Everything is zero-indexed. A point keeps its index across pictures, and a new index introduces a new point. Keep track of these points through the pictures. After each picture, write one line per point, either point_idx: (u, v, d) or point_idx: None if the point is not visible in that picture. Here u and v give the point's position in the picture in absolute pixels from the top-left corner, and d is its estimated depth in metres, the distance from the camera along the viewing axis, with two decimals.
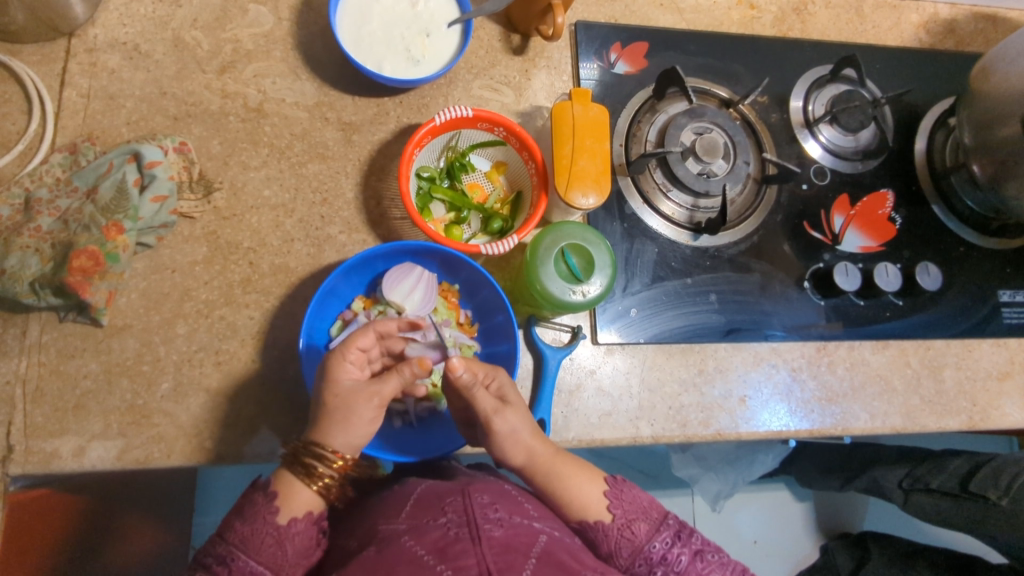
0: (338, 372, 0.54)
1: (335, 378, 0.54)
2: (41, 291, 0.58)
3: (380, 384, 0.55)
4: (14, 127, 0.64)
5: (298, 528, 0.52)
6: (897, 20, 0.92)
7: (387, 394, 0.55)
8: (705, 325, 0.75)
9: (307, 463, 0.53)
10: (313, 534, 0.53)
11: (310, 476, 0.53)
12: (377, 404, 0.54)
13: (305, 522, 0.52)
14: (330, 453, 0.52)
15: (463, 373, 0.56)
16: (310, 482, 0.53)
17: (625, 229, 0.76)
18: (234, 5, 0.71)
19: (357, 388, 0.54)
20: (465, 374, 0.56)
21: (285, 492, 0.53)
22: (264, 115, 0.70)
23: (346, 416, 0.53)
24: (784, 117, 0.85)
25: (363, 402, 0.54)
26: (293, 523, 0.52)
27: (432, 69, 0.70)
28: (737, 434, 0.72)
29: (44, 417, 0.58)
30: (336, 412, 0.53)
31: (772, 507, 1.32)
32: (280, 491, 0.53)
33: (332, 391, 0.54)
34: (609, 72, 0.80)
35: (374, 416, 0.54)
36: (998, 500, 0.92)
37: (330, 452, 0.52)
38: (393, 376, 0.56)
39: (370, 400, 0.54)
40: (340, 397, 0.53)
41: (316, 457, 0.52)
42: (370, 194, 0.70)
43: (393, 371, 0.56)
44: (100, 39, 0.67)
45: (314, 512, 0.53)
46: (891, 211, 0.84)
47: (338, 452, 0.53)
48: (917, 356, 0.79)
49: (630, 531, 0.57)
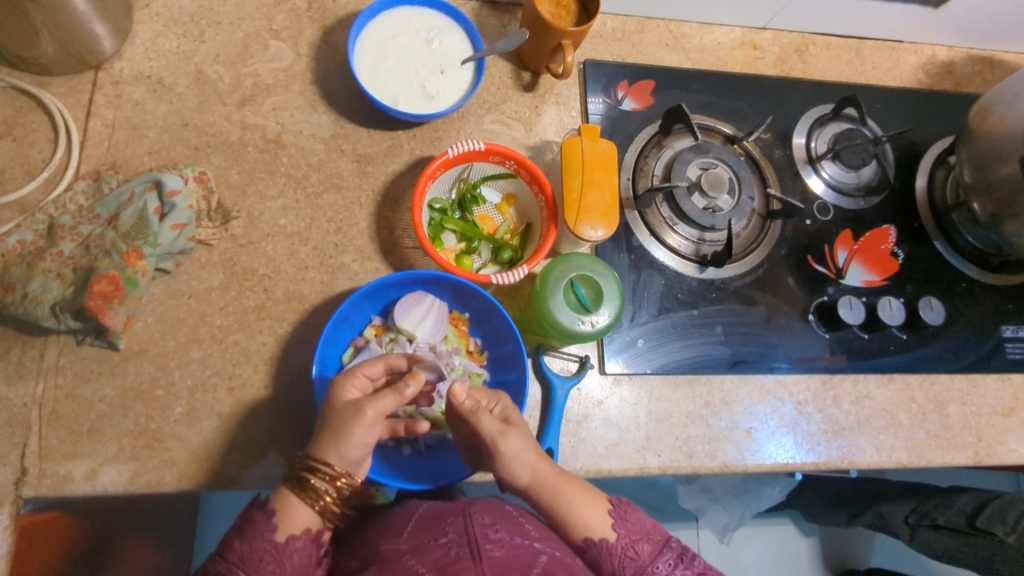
0: (338, 392, 0.55)
1: (335, 396, 0.55)
2: (61, 314, 0.58)
3: (376, 397, 0.54)
4: (40, 155, 0.66)
5: (296, 545, 0.52)
6: (895, 61, 0.95)
7: (382, 407, 0.54)
8: (711, 356, 0.75)
9: (302, 477, 0.53)
10: (311, 551, 0.53)
11: (307, 492, 0.53)
12: (371, 416, 0.53)
13: (303, 540, 0.52)
14: (321, 464, 0.52)
15: (464, 400, 0.56)
16: (305, 498, 0.53)
17: (632, 261, 0.77)
18: (256, 41, 0.74)
19: (349, 403, 0.54)
20: (468, 399, 0.57)
21: (284, 510, 0.53)
22: (282, 147, 0.72)
23: (337, 428, 0.53)
24: (787, 153, 0.87)
25: (354, 413, 0.53)
26: (291, 541, 0.52)
27: (446, 104, 0.72)
28: (744, 466, 0.72)
29: (58, 439, 0.59)
30: (331, 426, 0.53)
31: (777, 544, 1.30)
32: (279, 510, 0.53)
33: (328, 409, 0.54)
34: (616, 108, 0.82)
35: (369, 428, 0.53)
36: (1005, 536, 0.92)
37: (321, 463, 0.52)
38: (388, 392, 0.55)
39: (360, 410, 0.53)
40: (336, 411, 0.54)
41: (310, 470, 0.53)
42: (383, 225, 0.72)
43: (389, 389, 0.55)
44: (125, 72, 0.70)
45: (312, 530, 0.53)
46: (893, 246, 0.85)
47: (332, 465, 0.52)
48: (921, 390, 0.80)
49: (633, 551, 0.57)
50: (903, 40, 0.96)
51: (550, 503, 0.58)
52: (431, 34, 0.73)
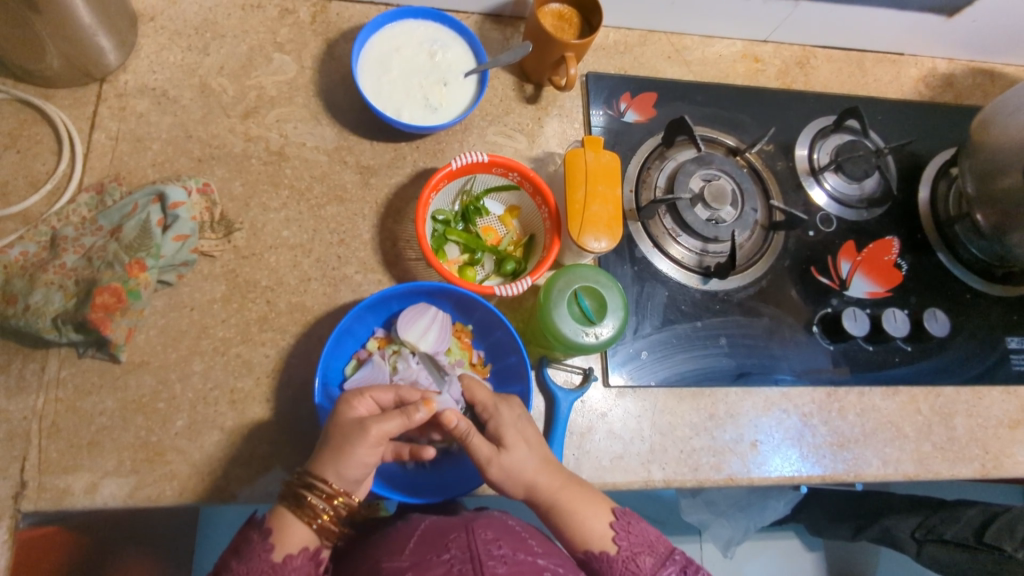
0: (347, 409, 0.55)
1: (340, 414, 0.55)
2: (63, 326, 0.58)
3: (383, 418, 0.54)
4: (44, 167, 0.66)
5: (294, 564, 0.51)
6: (896, 73, 0.96)
7: (387, 429, 0.54)
8: (717, 368, 0.75)
9: (298, 495, 0.53)
10: (310, 570, 0.52)
11: (303, 509, 0.52)
12: (374, 438, 0.53)
13: (301, 559, 0.52)
14: (320, 482, 0.52)
15: (458, 424, 0.56)
16: (302, 516, 0.52)
17: (635, 272, 0.77)
18: (260, 53, 0.74)
19: (355, 422, 0.54)
20: (462, 424, 0.56)
21: (280, 528, 0.52)
22: (285, 158, 0.72)
23: (339, 446, 0.53)
24: (789, 164, 0.87)
25: (357, 433, 0.53)
26: (289, 560, 0.51)
27: (449, 117, 0.72)
28: (749, 479, 0.71)
29: (59, 453, 0.58)
30: (333, 442, 0.53)
31: (782, 558, 1.30)
32: (275, 528, 0.52)
33: (331, 426, 0.54)
34: (619, 120, 0.82)
35: (372, 451, 0.53)
36: (1013, 551, 0.89)
37: (320, 480, 0.52)
38: (396, 416, 0.54)
39: (364, 431, 0.53)
40: (339, 429, 0.54)
41: (307, 487, 0.53)
42: (386, 236, 0.72)
43: (397, 412, 0.55)
44: (130, 84, 0.70)
45: (309, 548, 0.52)
46: (896, 258, 0.85)
47: (329, 482, 0.52)
48: (927, 402, 0.79)
49: (635, 564, 0.57)
50: (903, 53, 0.96)
51: (551, 515, 0.58)
52: (435, 47, 0.73)
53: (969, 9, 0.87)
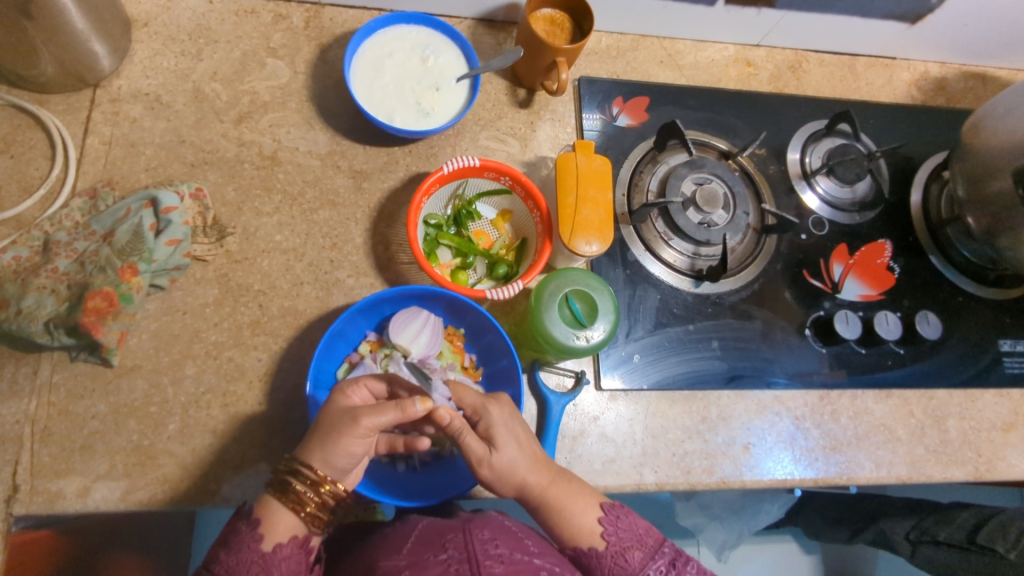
0: (341, 398, 0.56)
1: (336, 403, 0.55)
2: (55, 330, 0.59)
3: (376, 411, 0.53)
4: (37, 172, 0.66)
5: (284, 553, 0.52)
6: (888, 77, 0.96)
7: (380, 421, 0.53)
8: (708, 371, 0.75)
9: (285, 481, 0.53)
10: (299, 558, 0.53)
11: (289, 496, 0.52)
12: (364, 428, 0.53)
13: (290, 547, 0.52)
14: (305, 468, 0.52)
15: (451, 421, 0.56)
16: (287, 502, 0.52)
17: (627, 276, 0.77)
18: (253, 59, 0.75)
19: (347, 411, 0.54)
20: (455, 421, 0.56)
21: (269, 518, 0.52)
22: (278, 163, 0.72)
23: (330, 435, 0.52)
24: (782, 168, 0.87)
25: (348, 422, 0.52)
26: (279, 549, 0.51)
27: (442, 120, 0.72)
28: (741, 482, 0.71)
29: (51, 457, 0.58)
30: (323, 430, 0.53)
31: (779, 562, 1.30)
32: (264, 518, 0.52)
33: (326, 412, 0.55)
34: (611, 124, 0.82)
35: (363, 440, 0.53)
36: (1005, 552, 0.89)
37: (305, 467, 0.52)
38: (391, 408, 0.54)
39: (355, 421, 0.52)
40: (331, 415, 0.54)
41: (292, 473, 0.53)
42: (378, 241, 0.72)
43: (392, 404, 0.54)
44: (123, 89, 0.70)
45: (299, 536, 0.53)
46: (888, 261, 0.85)
47: (315, 470, 0.52)
48: (920, 405, 0.79)
49: (623, 559, 0.57)
50: (896, 57, 0.97)
51: (543, 514, 0.58)
52: (427, 52, 0.74)
53: (931, 17, 0.87)
